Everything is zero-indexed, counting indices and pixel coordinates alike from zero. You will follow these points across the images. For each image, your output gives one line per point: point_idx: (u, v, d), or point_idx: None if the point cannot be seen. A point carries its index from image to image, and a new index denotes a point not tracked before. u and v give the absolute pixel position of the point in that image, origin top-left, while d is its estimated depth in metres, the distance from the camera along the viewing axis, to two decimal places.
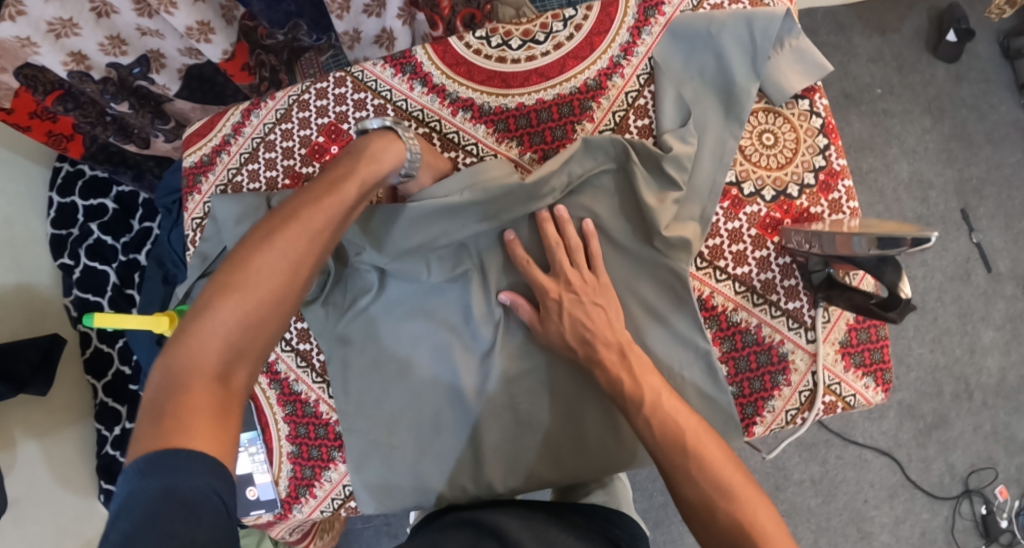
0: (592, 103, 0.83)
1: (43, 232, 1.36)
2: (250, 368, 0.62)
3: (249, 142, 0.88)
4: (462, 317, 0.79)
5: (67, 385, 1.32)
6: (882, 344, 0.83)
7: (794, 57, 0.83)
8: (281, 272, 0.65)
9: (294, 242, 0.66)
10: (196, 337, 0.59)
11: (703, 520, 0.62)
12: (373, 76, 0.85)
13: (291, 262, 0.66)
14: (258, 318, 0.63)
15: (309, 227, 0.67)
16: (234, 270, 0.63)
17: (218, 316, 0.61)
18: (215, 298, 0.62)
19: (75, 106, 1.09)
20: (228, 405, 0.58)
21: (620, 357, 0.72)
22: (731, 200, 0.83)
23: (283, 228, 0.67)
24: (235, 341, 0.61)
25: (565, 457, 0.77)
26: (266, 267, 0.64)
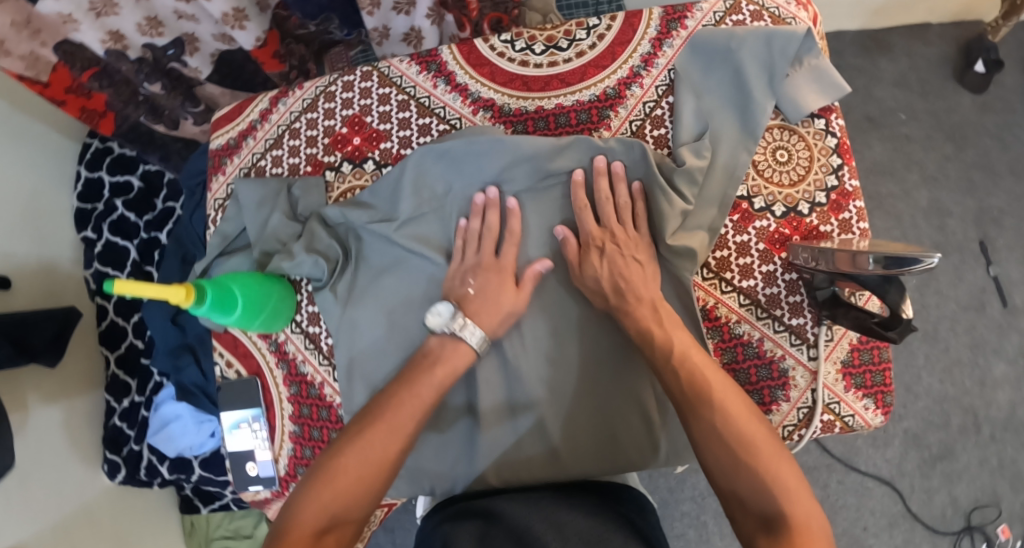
0: (610, 112, 0.84)
1: (68, 206, 1.41)
2: (344, 529, 0.66)
3: (275, 129, 0.92)
4: None
5: (81, 353, 1.34)
6: (884, 367, 0.79)
7: (813, 77, 0.82)
8: (373, 452, 0.68)
9: (373, 435, 0.69)
10: (297, 500, 0.66)
11: (735, 484, 0.65)
12: (399, 72, 0.88)
13: (372, 449, 0.69)
14: (346, 490, 0.66)
15: (396, 415, 0.71)
16: (327, 460, 0.68)
17: (313, 491, 0.66)
18: (309, 477, 0.68)
19: (110, 84, 1.13)
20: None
21: (652, 312, 0.75)
22: (740, 214, 0.81)
23: (361, 424, 0.70)
24: (330, 506, 0.66)
25: (573, 460, 0.78)
26: (350, 458, 0.68)
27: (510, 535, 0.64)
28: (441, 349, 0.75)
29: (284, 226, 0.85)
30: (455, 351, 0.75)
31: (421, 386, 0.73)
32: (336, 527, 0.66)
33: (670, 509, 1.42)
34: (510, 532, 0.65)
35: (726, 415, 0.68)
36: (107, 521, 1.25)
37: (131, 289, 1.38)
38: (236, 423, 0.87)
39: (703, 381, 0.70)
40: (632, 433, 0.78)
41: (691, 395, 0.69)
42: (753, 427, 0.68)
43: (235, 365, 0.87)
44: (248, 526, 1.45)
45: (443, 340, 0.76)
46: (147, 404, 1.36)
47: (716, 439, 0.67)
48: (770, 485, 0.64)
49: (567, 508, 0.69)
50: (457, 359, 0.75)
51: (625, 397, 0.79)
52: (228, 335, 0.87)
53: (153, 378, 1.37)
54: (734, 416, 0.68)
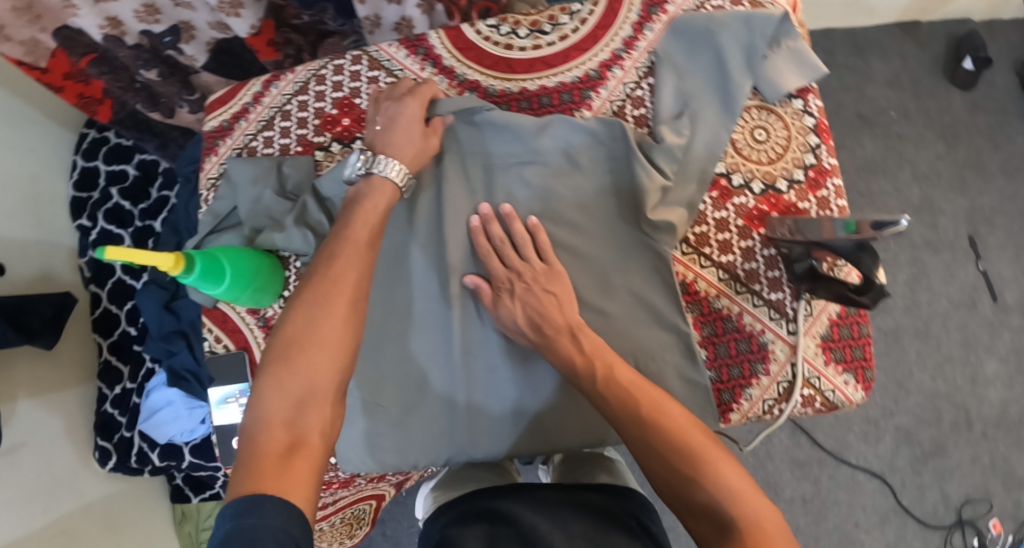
0: (592, 92, 0.86)
1: (65, 194, 1.42)
2: (318, 413, 0.61)
3: (267, 111, 0.93)
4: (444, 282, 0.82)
5: (73, 340, 1.35)
6: (864, 341, 0.82)
7: (791, 59, 0.84)
8: (331, 329, 0.64)
9: (322, 309, 0.64)
10: (259, 394, 0.61)
11: (675, 488, 0.62)
12: (388, 56, 0.89)
13: (330, 324, 0.64)
14: (312, 365, 0.62)
15: (345, 285, 0.66)
16: (281, 341, 0.63)
17: (274, 377, 0.61)
18: (268, 364, 0.62)
19: (109, 70, 1.15)
20: (298, 444, 0.59)
21: (573, 340, 0.74)
22: (719, 191, 0.83)
23: (306, 297, 0.65)
24: (297, 390, 0.61)
25: (561, 431, 0.82)
26: (307, 335, 0.63)
27: (516, 535, 0.66)
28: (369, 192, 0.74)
29: (275, 203, 0.86)
30: (379, 190, 0.74)
31: (353, 235, 0.70)
32: (308, 414, 0.61)
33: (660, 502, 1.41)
34: (517, 534, 0.66)
35: (656, 416, 0.65)
36: (98, 513, 1.24)
37: (126, 276, 1.39)
38: (224, 398, 0.89)
39: (627, 392, 0.68)
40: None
41: (614, 403, 0.67)
42: (691, 431, 0.64)
43: (223, 340, 0.89)
44: None
45: (367, 184, 0.74)
46: (139, 390, 1.36)
47: (647, 441, 0.64)
48: (715, 485, 0.61)
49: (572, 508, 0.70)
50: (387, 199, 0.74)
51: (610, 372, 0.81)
52: (218, 311, 0.88)
53: (145, 364, 1.37)
54: (669, 416, 0.65)
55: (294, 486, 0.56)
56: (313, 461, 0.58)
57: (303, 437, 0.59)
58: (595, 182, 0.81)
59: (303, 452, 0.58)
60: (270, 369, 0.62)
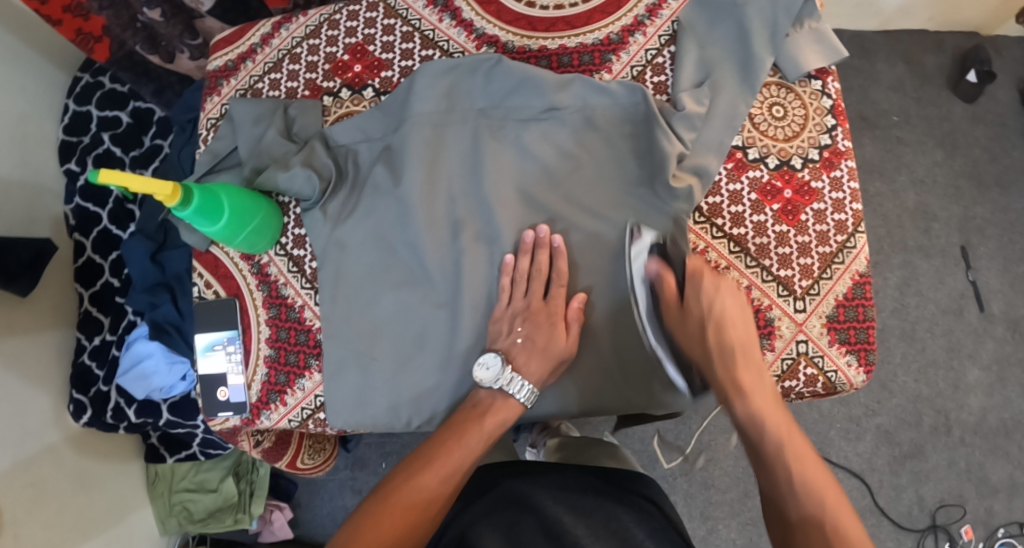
0: (612, 56, 0.84)
1: (55, 137, 1.37)
2: None
3: (275, 53, 0.90)
4: (449, 234, 0.79)
5: (53, 288, 1.30)
6: (869, 324, 0.80)
7: (813, 39, 0.84)
8: (420, 503, 0.68)
9: (424, 484, 0.69)
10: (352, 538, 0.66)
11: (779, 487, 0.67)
12: (405, 5, 0.87)
13: (424, 498, 0.69)
14: (397, 531, 0.66)
15: (432, 478, 0.70)
16: (381, 499, 0.68)
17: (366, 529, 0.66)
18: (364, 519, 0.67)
19: (109, 6, 1.09)
20: None
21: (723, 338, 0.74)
22: (734, 163, 0.82)
23: (415, 469, 0.70)
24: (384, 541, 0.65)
25: (568, 396, 0.80)
26: (404, 501, 0.68)
27: (537, 525, 0.71)
28: (490, 403, 0.75)
29: (277, 143, 0.83)
30: (506, 406, 0.74)
31: (470, 436, 0.72)
32: None
33: None
34: (539, 529, 0.70)
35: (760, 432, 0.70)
36: (70, 470, 1.21)
37: (111, 225, 1.36)
38: (210, 345, 0.86)
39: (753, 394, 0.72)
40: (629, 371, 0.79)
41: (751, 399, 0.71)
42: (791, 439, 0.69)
43: (213, 287, 0.87)
44: (213, 480, 1.41)
45: (493, 394, 0.74)
46: (118, 343, 1.32)
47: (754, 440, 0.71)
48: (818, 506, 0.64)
49: (592, 498, 0.78)
50: (507, 413, 0.74)
51: (624, 339, 0.79)
52: (210, 256, 0.87)
53: (127, 316, 1.34)
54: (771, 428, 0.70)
55: None
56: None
57: None
58: (620, 135, 0.80)
59: None
60: (357, 526, 0.67)
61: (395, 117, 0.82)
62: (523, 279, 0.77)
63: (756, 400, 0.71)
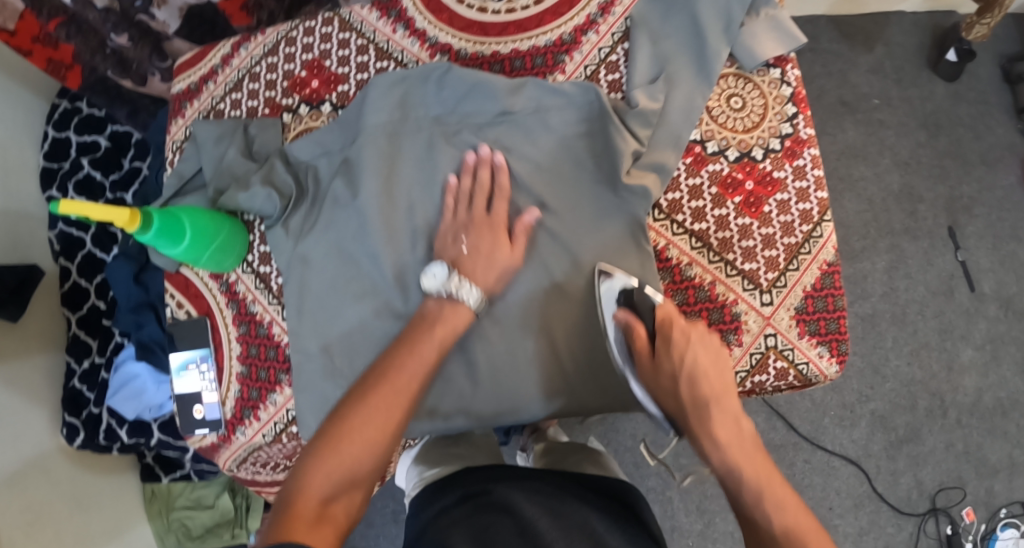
0: (565, 57, 0.85)
1: (35, 163, 1.38)
2: (351, 499, 0.60)
3: (235, 73, 0.91)
4: (408, 243, 0.79)
5: (42, 312, 1.32)
6: (839, 314, 0.80)
7: (770, 26, 0.83)
8: (383, 423, 0.63)
9: (384, 402, 0.64)
10: (304, 470, 0.60)
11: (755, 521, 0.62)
12: (360, 18, 0.88)
13: (385, 413, 0.63)
14: (357, 460, 0.61)
15: (396, 393, 0.65)
16: (335, 421, 0.63)
17: (326, 453, 0.60)
18: (317, 445, 0.62)
19: (78, 33, 1.12)
20: (327, 532, 0.57)
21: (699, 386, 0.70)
22: (693, 157, 0.82)
23: (377, 388, 0.65)
24: (346, 470, 0.60)
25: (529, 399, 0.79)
26: (367, 417, 0.63)
27: (516, 525, 0.71)
28: (439, 311, 0.71)
29: (238, 163, 0.84)
30: (455, 313, 0.71)
31: (425, 344, 0.69)
32: (341, 496, 0.60)
33: (636, 484, 1.39)
34: (517, 529, 0.70)
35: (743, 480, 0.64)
36: (66, 489, 1.21)
37: (95, 249, 1.39)
38: (184, 365, 0.87)
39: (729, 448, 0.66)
40: (594, 367, 0.79)
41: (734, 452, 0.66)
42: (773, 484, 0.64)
43: (185, 306, 0.87)
44: (209, 496, 1.43)
45: (442, 303, 0.72)
46: (107, 365, 1.36)
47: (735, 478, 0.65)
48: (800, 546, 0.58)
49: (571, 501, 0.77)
50: (456, 321, 0.71)
51: (591, 341, 0.79)
52: (180, 276, 0.87)
53: (114, 338, 1.37)
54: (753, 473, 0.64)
55: None
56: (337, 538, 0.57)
57: (330, 518, 0.58)
58: (576, 137, 0.80)
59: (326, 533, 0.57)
60: (317, 449, 0.61)
61: (352, 130, 0.82)
62: (465, 198, 0.77)
63: (731, 453, 0.66)
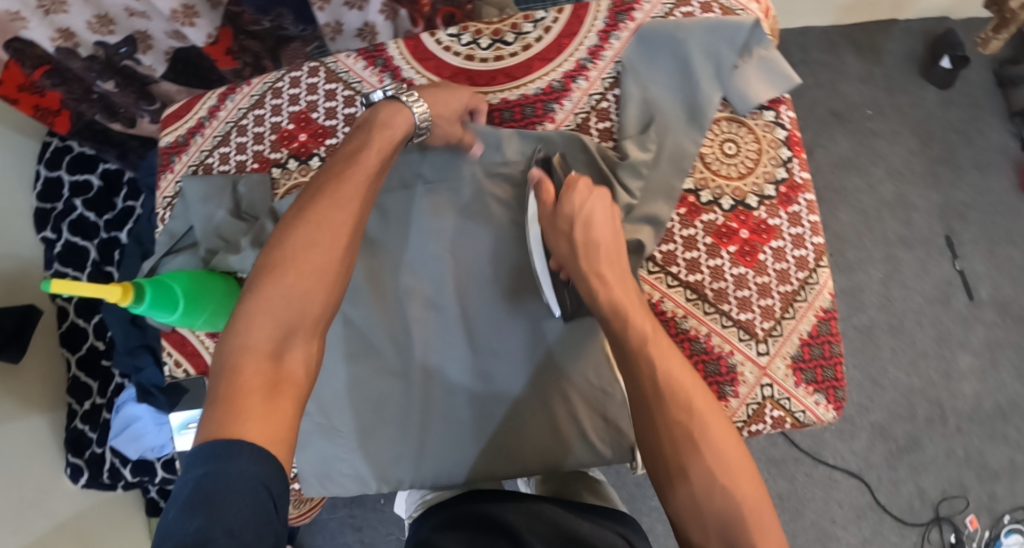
0: (555, 104, 0.85)
1: (28, 206, 1.38)
2: (303, 343, 0.62)
3: (222, 126, 0.90)
4: (403, 300, 0.82)
5: (41, 356, 1.31)
6: (835, 361, 0.81)
7: (760, 68, 0.84)
8: (323, 247, 0.65)
9: (322, 228, 0.66)
10: (246, 317, 0.61)
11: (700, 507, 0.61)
12: (345, 68, 0.87)
13: (324, 239, 0.66)
14: (302, 294, 0.63)
15: (333, 221, 0.67)
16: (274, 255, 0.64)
17: (269, 293, 0.62)
18: (260, 280, 0.63)
19: (62, 82, 1.11)
20: (281, 382, 0.59)
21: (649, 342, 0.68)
22: (687, 207, 0.82)
23: (312, 214, 0.67)
24: (288, 315, 0.62)
25: (524, 457, 0.79)
26: (305, 248, 0.65)
27: None
28: (387, 117, 0.74)
29: (228, 224, 0.84)
30: (396, 115, 0.74)
31: (360, 158, 0.72)
32: (292, 345, 0.61)
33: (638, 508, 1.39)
34: None
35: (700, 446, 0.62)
36: (70, 531, 1.20)
37: None
38: (185, 423, 0.89)
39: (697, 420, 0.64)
40: (590, 418, 0.80)
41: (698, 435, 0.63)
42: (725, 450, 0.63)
43: (183, 365, 0.88)
44: None
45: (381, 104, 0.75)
46: (109, 405, 1.36)
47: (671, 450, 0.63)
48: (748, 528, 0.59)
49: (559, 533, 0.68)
50: (400, 127, 0.74)
51: (585, 392, 0.80)
52: (176, 335, 0.87)
53: (115, 379, 1.37)
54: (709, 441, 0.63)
55: (277, 423, 0.56)
56: (296, 395, 0.59)
57: (286, 371, 0.59)
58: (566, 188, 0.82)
59: (284, 386, 0.58)
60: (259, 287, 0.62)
61: None
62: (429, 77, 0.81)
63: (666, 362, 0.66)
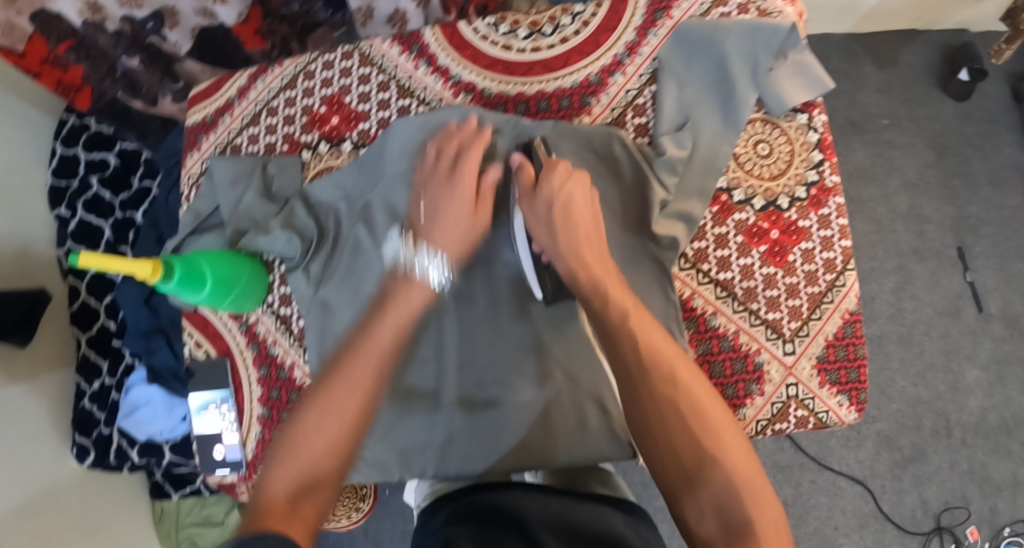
0: (592, 99, 0.85)
1: (43, 183, 1.37)
2: (326, 490, 0.60)
3: (252, 107, 0.90)
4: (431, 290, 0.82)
5: (51, 337, 1.30)
6: (859, 363, 0.80)
7: (795, 72, 0.84)
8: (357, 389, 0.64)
9: (354, 371, 0.65)
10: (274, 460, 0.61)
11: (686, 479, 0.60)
12: (380, 52, 0.87)
13: (356, 391, 0.64)
14: (330, 434, 0.62)
15: (368, 362, 0.66)
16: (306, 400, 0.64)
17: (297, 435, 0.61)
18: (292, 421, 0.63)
19: (86, 58, 1.11)
20: (298, 526, 0.57)
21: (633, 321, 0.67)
22: (719, 206, 0.82)
23: (347, 359, 0.66)
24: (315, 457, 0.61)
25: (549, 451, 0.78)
26: (337, 389, 0.64)
27: None
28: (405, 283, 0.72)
29: (257, 205, 0.83)
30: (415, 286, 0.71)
31: (394, 307, 0.70)
32: (314, 493, 0.60)
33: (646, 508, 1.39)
34: None
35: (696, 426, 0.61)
36: (72, 505, 1.21)
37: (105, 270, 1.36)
38: (204, 404, 0.87)
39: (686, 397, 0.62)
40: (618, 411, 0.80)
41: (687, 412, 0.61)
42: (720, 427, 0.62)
43: (204, 346, 0.87)
44: (219, 513, 1.42)
45: (400, 278, 0.72)
46: (118, 386, 1.35)
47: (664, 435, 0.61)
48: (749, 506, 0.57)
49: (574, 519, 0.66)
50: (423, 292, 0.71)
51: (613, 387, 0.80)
52: (199, 315, 0.87)
53: (125, 359, 1.36)
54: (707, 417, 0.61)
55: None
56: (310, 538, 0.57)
57: (303, 512, 0.58)
58: (602, 180, 0.80)
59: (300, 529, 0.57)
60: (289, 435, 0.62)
61: (374, 173, 0.82)
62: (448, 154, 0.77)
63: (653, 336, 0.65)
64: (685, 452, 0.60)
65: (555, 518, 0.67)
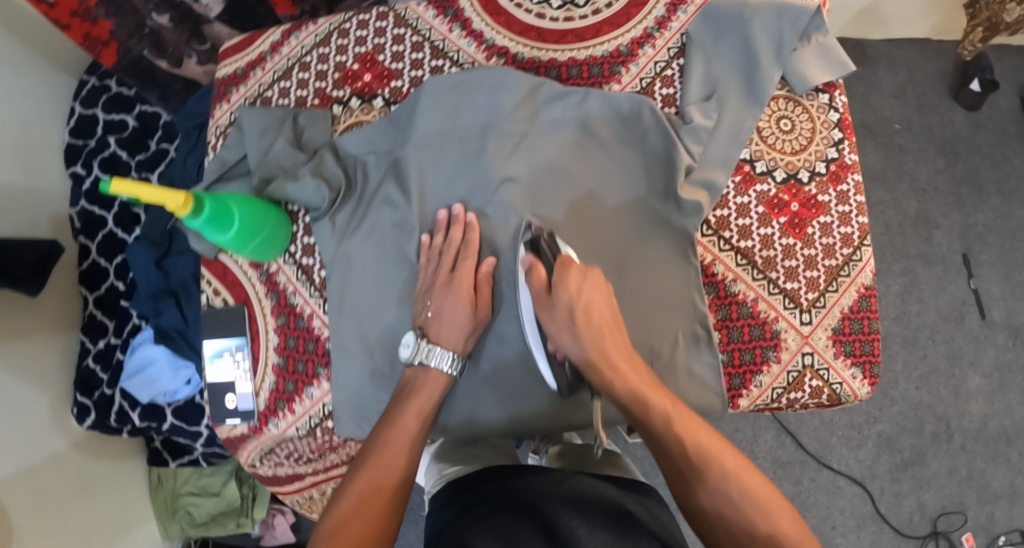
0: (621, 68, 0.85)
1: (60, 141, 1.37)
2: None
3: (284, 62, 0.90)
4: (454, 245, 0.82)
5: (58, 293, 1.30)
6: (873, 337, 0.81)
7: (819, 53, 0.84)
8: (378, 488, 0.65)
9: (370, 486, 0.65)
10: None
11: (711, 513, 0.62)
12: (415, 14, 0.88)
13: (377, 493, 0.65)
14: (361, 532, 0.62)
15: (389, 472, 0.67)
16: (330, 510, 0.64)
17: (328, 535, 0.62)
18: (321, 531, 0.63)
19: (116, 13, 1.07)
20: None
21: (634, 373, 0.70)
22: (742, 176, 0.83)
23: (362, 469, 0.67)
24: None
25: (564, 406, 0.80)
26: (359, 501, 0.64)
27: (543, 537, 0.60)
28: (418, 379, 0.75)
29: (286, 154, 0.84)
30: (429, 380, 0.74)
31: (401, 420, 0.71)
32: None
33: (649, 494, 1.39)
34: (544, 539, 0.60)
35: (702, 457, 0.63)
36: (70, 471, 1.21)
37: (117, 229, 1.36)
38: (218, 352, 0.86)
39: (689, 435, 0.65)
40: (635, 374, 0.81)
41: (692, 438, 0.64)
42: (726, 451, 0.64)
43: (222, 294, 0.87)
44: (216, 484, 1.40)
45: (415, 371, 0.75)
46: (123, 347, 1.32)
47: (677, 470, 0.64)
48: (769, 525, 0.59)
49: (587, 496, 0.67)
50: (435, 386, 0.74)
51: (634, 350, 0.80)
52: (218, 263, 0.87)
53: (132, 320, 1.33)
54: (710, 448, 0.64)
55: None
56: None
57: None
58: (628, 148, 0.81)
59: None
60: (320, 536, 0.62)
61: (404, 129, 0.83)
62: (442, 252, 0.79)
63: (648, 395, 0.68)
64: (687, 462, 0.63)
65: (567, 492, 0.68)
